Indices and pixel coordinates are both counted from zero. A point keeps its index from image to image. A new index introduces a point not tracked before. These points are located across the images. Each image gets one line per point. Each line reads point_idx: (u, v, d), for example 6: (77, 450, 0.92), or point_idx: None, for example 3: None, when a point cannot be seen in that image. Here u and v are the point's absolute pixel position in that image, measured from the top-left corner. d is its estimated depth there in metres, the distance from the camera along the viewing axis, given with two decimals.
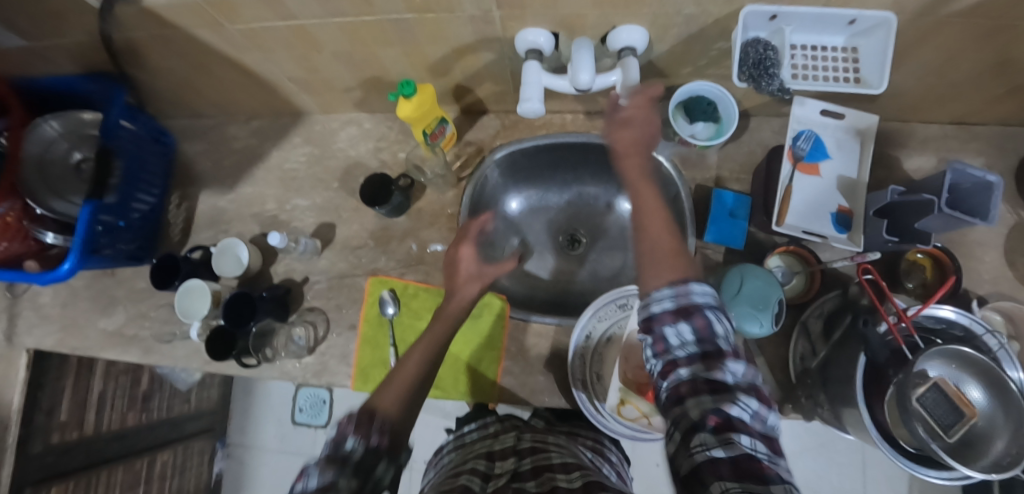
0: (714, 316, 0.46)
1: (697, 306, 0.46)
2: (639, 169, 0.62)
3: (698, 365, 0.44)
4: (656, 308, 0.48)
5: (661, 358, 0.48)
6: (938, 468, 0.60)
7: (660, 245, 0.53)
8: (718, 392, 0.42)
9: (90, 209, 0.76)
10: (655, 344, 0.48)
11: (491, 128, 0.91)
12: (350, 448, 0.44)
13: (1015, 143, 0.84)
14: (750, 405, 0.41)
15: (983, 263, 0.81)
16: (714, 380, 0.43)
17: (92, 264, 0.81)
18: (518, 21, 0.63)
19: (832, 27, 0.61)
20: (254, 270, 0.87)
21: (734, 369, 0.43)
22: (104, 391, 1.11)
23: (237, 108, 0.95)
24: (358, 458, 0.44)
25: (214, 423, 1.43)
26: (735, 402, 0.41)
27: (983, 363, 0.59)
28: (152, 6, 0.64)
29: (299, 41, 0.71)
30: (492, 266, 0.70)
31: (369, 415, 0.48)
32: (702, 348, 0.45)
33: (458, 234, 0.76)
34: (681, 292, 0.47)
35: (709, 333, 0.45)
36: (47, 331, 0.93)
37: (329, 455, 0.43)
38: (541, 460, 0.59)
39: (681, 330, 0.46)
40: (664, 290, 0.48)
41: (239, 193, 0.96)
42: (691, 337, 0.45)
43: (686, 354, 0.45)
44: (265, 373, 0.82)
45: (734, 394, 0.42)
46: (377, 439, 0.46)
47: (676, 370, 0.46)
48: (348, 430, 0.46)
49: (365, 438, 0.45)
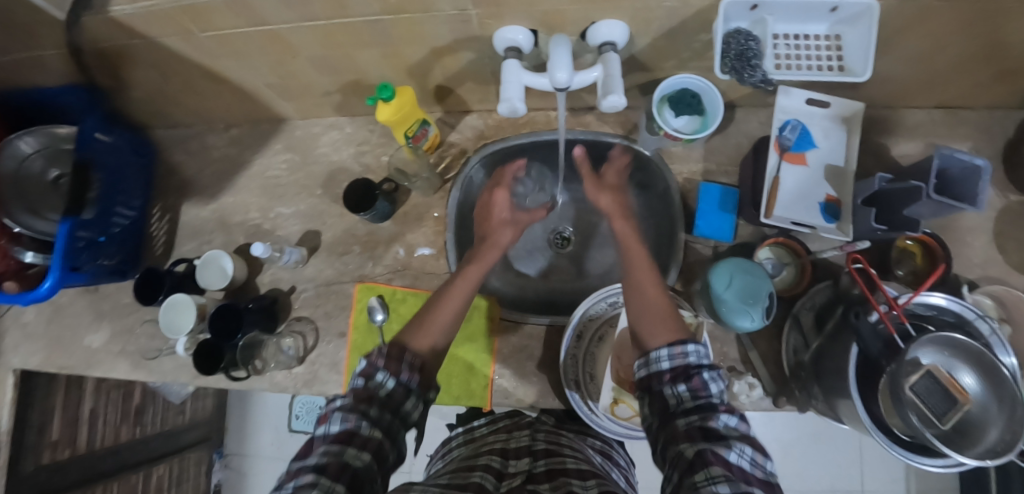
0: (710, 377, 0.50)
1: (692, 367, 0.51)
2: (626, 232, 0.74)
3: (693, 415, 0.47)
4: (656, 367, 0.53)
5: (660, 416, 0.50)
6: (933, 456, 0.60)
7: (649, 304, 0.63)
8: (713, 438, 0.44)
9: (68, 226, 0.74)
10: (657, 401, 0.51)
11: (475, 128, 0.90)
12: (381, 381, 0.52)
13: (1002, 126, 0.83)
14: (745, 451, 0.42)
15: (972, 248, 0.81)
16: (709, 428, 0.45)
17: (74, 282, 0.79)
18: (495, 19, 0.62)
19: (814, 15, 0.60)
20: (239, 281, 0.86)
21: (727, 420, 0.45)
22: (95, 407, 1.10)
23: (215, 116, 0.94)
24: (389, 391, 0.52)
25: (210, 433, 1.42)
26: (731, 447, 0.42)
27: (975, 349, 0.58)
28: (118, 15, 0.62)
29: (272, 47, 0.69)
30: (523, 214, 0.83)
31: (400, 349, 0.57)
32: (698, 402, 0.48)
33: (492, 180, 0.85)
34: (678, 352, 0.53)
35: (703, 391, 0.49)
36: (33, 349, 0.92)
37: (363, 391, 0.51)
38: (557, 464, 0.58)
39: (679, 389, 0.50)
40: (662, 349, 0.54)
41: (221, 203, 0.94)
42: (688, 393, 0.49)
43: (684, 409, 0.48)
44: (256, 385, 0.82)
45: (729, 441, 0.43)
46: (406, 374, 0.54)
47: (675, 421, 0.47)
48: (379, 364, 0.54)
49: (395, 374, 0.54)
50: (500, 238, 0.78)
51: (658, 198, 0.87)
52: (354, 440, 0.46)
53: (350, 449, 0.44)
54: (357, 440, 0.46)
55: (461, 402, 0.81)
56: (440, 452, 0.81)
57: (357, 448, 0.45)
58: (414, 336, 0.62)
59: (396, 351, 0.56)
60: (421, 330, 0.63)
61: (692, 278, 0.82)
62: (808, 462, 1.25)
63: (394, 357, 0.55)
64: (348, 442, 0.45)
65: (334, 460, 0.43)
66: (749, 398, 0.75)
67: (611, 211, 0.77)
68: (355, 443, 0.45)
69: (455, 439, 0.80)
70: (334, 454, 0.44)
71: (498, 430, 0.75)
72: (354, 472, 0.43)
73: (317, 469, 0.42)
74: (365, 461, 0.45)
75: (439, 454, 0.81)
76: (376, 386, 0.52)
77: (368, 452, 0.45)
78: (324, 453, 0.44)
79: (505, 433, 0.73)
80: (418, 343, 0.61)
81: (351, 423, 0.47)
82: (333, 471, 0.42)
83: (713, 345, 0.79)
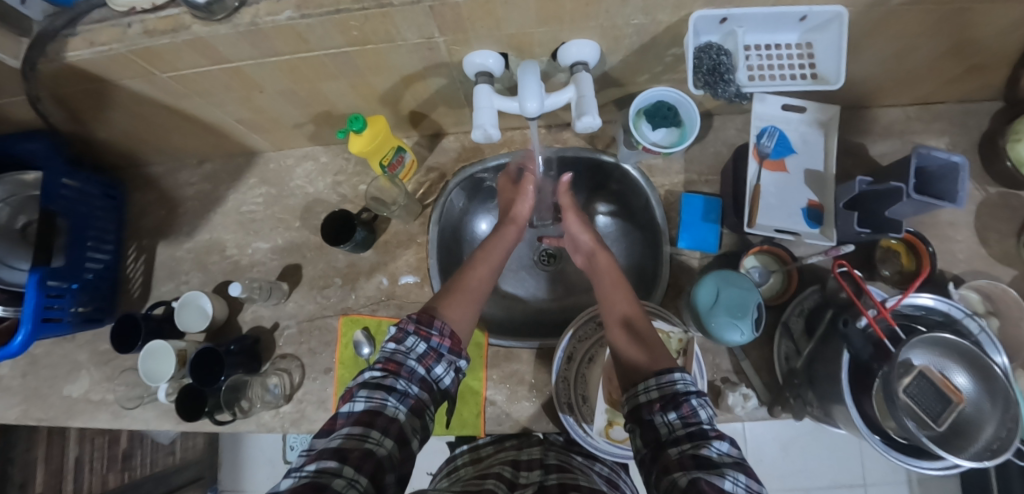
0: (698, 403, 0.50)
1: (681, 394, 0.51)
2: (609, 264, 0.74)
3: (685, 443, 0.46)
4: (643, 398, 0.53)
5: (652, 446, 0.49)
6: (931, 459, 0.59)
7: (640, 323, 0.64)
8: (706, 466, 0.43)
9: (38, 277, 0.71)
10: (647, 432, 0.51)
11: (452, 151, 0.89)
12: (411, 346, 0.57)
13: (976, 120, 0.83)
14: (738, 478, 0.42)
15: (956, 242, 0.81)
16: (701, 456, 0.45)
17: (51, 334, 0.76)
18: (464, 45, 0.61)
19: (784, 25, 0.60)
20: (220, 321, 0.84)
21: (719, 446, 0.45)
22: (80, 455, 1.07)
23: (187, 152, 0.92)
24: (419, 355, 0.56)
25: (203, 472, 1.38)
26: (724, 475, 0.42)
27: (965, 348, 0.58)
28: (75, 60, 0.60)
29: (237, 83, 0.68)
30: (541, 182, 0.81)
31: (430, 317, 0.61)
32: (689, 431, 0.48)
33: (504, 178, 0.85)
34: (665, 382, 0.53)
35: (694, 418, 0.48)
36: (8, 404, 0.88)
37: (392, 363, 0.54)
38: (568, 479, 0.58)
39: (669, 417, 0.50)
40: (649, 380, 0.54)
41: (198, 241, 0.92)
42: (678, 422, 0.49)
43: (674, 438, 0.48)
44: (241, 426, 0.79)
45: (722, 469, 0.43)
46: (436, 339, 0.59)
47: (667, 451, 0.47)
48: (409, 329, 0.58)
49: (425, 339, 0.58)
50: (514, 212, 0.80)
51: (640, 210, 0.87)
52: (377, 422, 0.47)
53: (374, 433, 0.45)
54: (380, 423, 0.47)
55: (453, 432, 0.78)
56: (442, 473, 0.77)
57: (380, 432, 0.46)
58: (443, 303, 0.65)
59: (426, 318, 0.60)
60: (448, 299, 0.66)
61: (680, 292, 0.82)
62: (810, 459, 1.25)
63: (424, 324, 0.60)
64: (371, 423, 0.46)
65: (357, 445, 0.44)
66: (744, 409, 0.75)
67: (591, 246, 0.77)
68: (378, 425, 0.47)
69: (458, 458, 0.78)
70: (357, 437, 0.45)
71: (505, 449, 0.74)
72: (377, 459, 0.43)
73: (340, 453, 0.42)
74: (387, 447, 0.46)
75: (441, 474, 0.77)
76: (405, 351, 0.56)
77: (390, 438, 0.46)
78: (348, 435, 0.45)
79: (514, 449, 0.73)
80: (448, 311, 0.65)
81: (376, 402, 0.49)
82: (355, 458, 0.42)
83: (706, 357, 0.78)
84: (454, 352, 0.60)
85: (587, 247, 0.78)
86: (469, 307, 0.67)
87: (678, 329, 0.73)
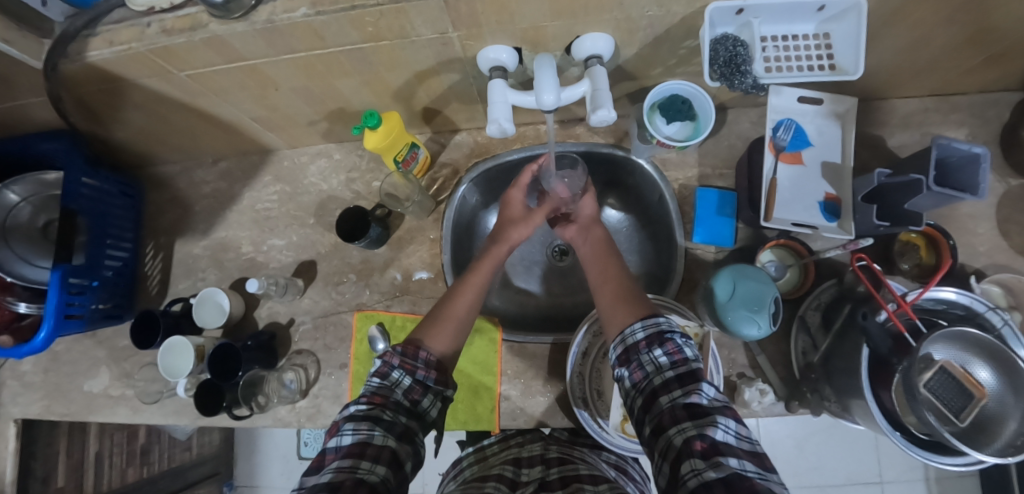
0: (683, 341, 0.52)
1: (666, 333, 0.53)
2: (601, 235, 0.76)
3: (676, 390, 0.48)
4: (631, 339, 0.55)
5: (642, 391, 0.51)
6: (952, 455, 0.57)
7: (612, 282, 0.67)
8: (698, 416, 0.44)
9: (60, 274, 0.73)
10: (634, 373, 0.53)
11: (464, 147, 0.89)
12: (397, 379, 0.57)
13: (997, 111, 0.82)
14: (729, 424, 0.43)
15: (976, 236, 0.79)
16: (692, 404, 0.45)
17: (70, 330, 0.77)
18: (477, 40, 0.61)
19: (801, 15, 0.59)
20: (237, 318, 0.85)
21: (708, 391, 0.47)
22: (100, 450, 1.09)
23: (202, 151, 0.93)
24: (405, 388, 0.57)
25: (218, 467, 1.41)
26: (717, 424, 0.43)
27: (988, 342, 0.56)
28: (96, 60, 0.61)
29: (253, 81, 0.68)
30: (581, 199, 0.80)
31: (415, 348, 0.61)
32: (677, 371, 0.49)
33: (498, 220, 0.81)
34: (650, 323, 0.55)
35: (680, 355, 0.51)
36: (32, 399, 0.90)
37: (378, 395, 0.54)
38: (570, 471, 0.58)
39: (656, 355, 0.52)
40: (635, 324, 0.56)
41: (214, 238, 0.93)
42: (666, 361, 0.51)
43: (664, 379, 0.49)
44: (259, 421, 0.81)
45: (713, 416, 0.44)
46: (422, 372, 0.59)
47: (658, 399, 0.48)
48: (394, 363, 0.58)
49: (411, 372, 0.58)
50: (512, 233, 0.76)
51: (654, 204, 0.87)
52: (367, 452, 0.47)
53: (364, 463, 0.46)
54: (370, 453, 0.47)
55: (467, 427, 0.79)
56: (449, 476, 0.76)
57: (371, 461, 0.46)
58: (429, 334, 0.65)
59: (411, 350, 0.60)
60: (433, 327, 0.66)
61: (695, 286, 0.81)
62: (823, 457, 1.23)
63: (409, 356, 0.59)
64: (361, 454, 0.47)
65: (348, 476, 0.44)
66: (761, 404, 0.74)
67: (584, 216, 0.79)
68: (368, 456, 0.47)
69: (465, 458, 0.76)
70: (347, 469, 0.45)
71: (509, 446, 0.73)
72: (369, 487, 0.44)
73: (331, 485, 0.43)
74: (380, 474, 0.46)
75: (450, 475, 0.76)
76: (391, 384, 0.56)
77: (382, 464, 0.47)
78: (338, 468, 0.45)
79: (518, 446, 0.73)
80: (434, 341, 0.64)
81: (363, 433, 0.49)
82: (348, 487, 0.42)
83: (721, 352, 0.78)
84: (441, 383, 0.60)
85: (585, 218, 0.79)
86: (454, 334, 0.66)
87: (694, 323, 0.72)
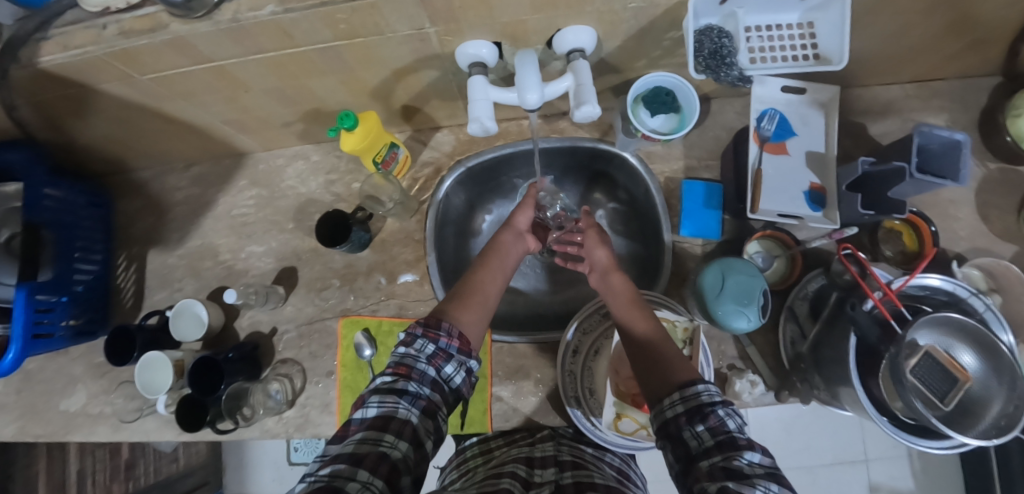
0: (725, 413, 0.46)
1: (706, 406, 0.47)
2: (624, 283, 0.69)
3: (715, 456, 0.43)
4: (669, 413, 0.50)
5: (683, 467, 0.45)
6: (936, 437, 0.58)
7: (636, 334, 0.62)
8: (737, 478, 0.40)
9: (25, 292, 0.69)
10: (674, 447, 0.48)
11: (446, 144, 0.87)
12: (420, 348, 0.53)
13: (975, 95, 0.82)
14: (771, 487, 0.38)
15: (958, 221, 0.80)
16: (732, 468, 0.41)
17: (43, 348, 0.74)
18: (456, 35, 0.59)
19: (785, 5, 0.58)
20: (217, 329, 0.82)
21: (750, 457, 0.41)
22: (82, 469, 1.10)
23: (173, 156, 0.89)
24: (427, 356, 0.53)
25: (208, 477, 1.36)
26: (755, 485, 0.38)
27: (968, 324, 0.56)
28: (49, 65, 0.57)
29: (222, 83, 0.65)
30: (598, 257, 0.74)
31: (437, 319, 0.57)
32: (717, 440, 0.44)
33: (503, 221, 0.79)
34: (689, 394, 0.50)
35: (721, 427, 0.45)
36: (5, 421, 0.87)
37: (402, 366, 0.51)
38: (584, 478, 0.57)
39: (698, 430, 0.46)
40: (672, 395, 0.51)
41: (189, 247, 0.90)
42: (705, 432, 0.45)
43: (704, 450, 0.44)
44: (245, 434, 0.78)
45: (753, 479, 0.39)
46: (445, 340, 0.55)
47: (698, 465, 0.43)
48: (417, 332, 0.55)
49: (433, 340, 0.55)
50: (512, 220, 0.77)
51: (640, 199, 0.86)
52: (391, 426, 0.44)
53: (387, 437, 0.43)
54: (394, 426, 0.44)
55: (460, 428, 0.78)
56: (452, 465, 0.77)
57: (395, 435, 0.43)
58: (455, 308, 0.61)
59: (433, 320, 0.57)
60: (461, 303, 0.62)
61: (684, 280, 0.81)
62: (810, 441, 1.26)
63: (431, 326, 0.56)
64: (384, 427, 0.44)
65: (371, 449, 0.41)
66: (751, 395, 0.74)
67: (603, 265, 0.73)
68: (391, 429, 0.44)
69: (467, 449, 0.78)
70: (370, 441, 0.42)
71: (519, 444, 0.72)
72: (392, 462, 0.41)
73: (354, 457, 0.40)
74: (402, 450, 0.43)
75: (451, 466, 0.78)
76: (414, 353, 0.53)
77: (405, 440, 0.44)
78: (361, 439, 0.42)
79: (526, 444, 0.71)
80: (459, 317, 0.60)
81: (388, 406, 0.46)
82: (371, 461, 0.40)
83: (711, 344, 0.78)
84: (464, 352, 0.56)
85: (601, 265, 0.73)
86: (480, 311, 0.63)
87: (683, 318, 0.71)
